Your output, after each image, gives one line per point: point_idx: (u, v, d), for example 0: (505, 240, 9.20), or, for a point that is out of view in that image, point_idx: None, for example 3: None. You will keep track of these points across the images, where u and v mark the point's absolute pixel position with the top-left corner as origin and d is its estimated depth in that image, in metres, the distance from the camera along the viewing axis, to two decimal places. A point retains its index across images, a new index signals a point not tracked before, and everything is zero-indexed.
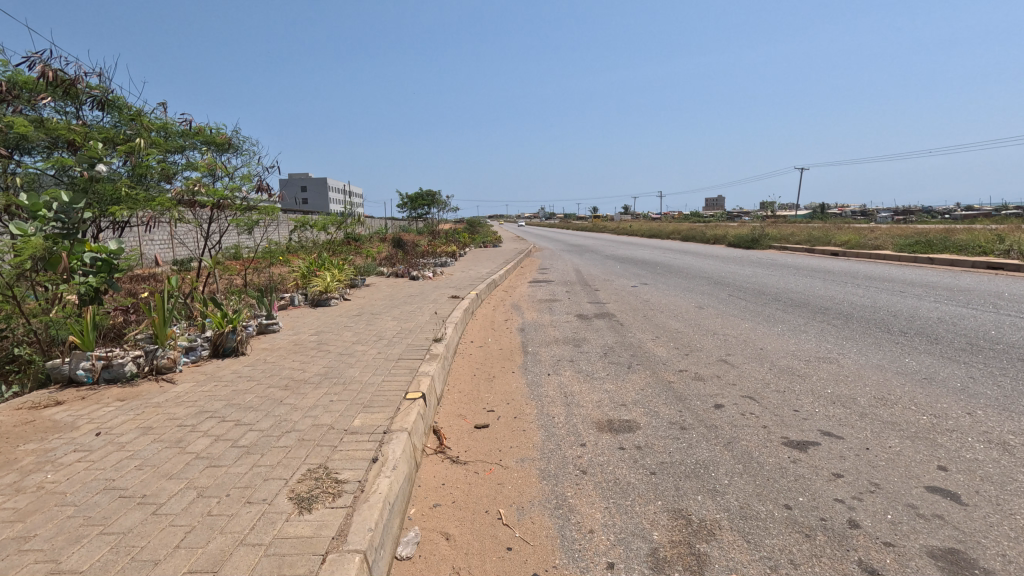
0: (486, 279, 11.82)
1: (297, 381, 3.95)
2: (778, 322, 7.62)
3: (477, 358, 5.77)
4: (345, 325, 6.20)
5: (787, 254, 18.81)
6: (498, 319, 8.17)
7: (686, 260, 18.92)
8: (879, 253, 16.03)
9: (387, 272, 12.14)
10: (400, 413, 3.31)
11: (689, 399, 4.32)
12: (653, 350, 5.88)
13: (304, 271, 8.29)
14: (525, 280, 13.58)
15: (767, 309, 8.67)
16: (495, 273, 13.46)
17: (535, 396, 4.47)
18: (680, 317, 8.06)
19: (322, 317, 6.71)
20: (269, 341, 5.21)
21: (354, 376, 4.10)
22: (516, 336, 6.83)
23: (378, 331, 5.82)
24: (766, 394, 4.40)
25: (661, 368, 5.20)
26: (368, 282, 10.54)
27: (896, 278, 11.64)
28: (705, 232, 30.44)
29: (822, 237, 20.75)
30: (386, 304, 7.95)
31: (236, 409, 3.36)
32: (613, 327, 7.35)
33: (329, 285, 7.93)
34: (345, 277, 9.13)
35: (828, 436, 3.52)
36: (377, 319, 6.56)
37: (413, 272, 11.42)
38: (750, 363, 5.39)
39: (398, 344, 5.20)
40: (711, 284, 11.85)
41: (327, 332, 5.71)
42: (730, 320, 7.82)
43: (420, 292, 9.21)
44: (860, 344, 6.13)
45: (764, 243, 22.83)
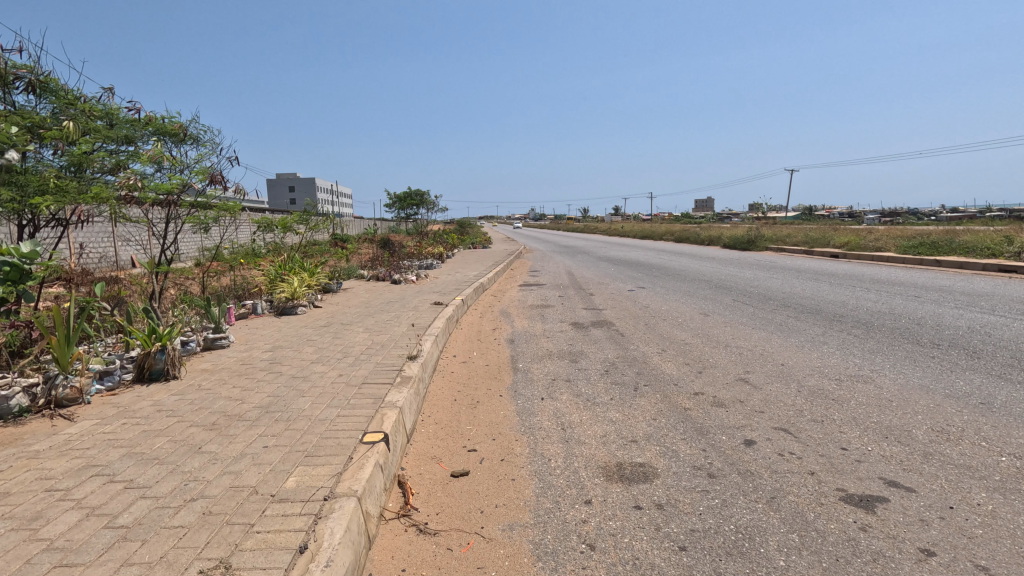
0: (474, 283, 11.06)
1: (229, 416, 3.16)
2: (794, 331, 6.92)
3: (460, 377, 4.99)
4: (308, 339, 5.40)
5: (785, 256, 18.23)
6: (485, 329, 7.40)
7: (682, 262, 18.27)
8: (882, 256, 15.47)
9: (367, 276, 11.33)
10: (351, 468, 2.54)
11: (713, 433, 3.59)
12: (661, 368, 5.14)
13: (270, 276, 7.49)
14: (516, 283, 12.83)
15: (779, 317, 7.98)
16: (484, 276, 12.70)
17: (527, 430, 3.70)
18: (685, 326, 7.35)
19: (284, 330, 5.90)
20: (213, 361, 4.42)
21: (302, 409, 3.32)
22: (505, 349, 6.07)
23: (345, 347, 5.03)
24: (803, 426, 3.69)
25: (673, 392, 4.47)
26: (345, 287, 9.74)
27: (906, 282, 11.03)
28: (699, 233, 29.88)
29: (820, 238, 20.20)
30: (360, 312, 7.16)
31: (135, 461, 2.57)
32: (613, 338, 6.61)
33: (298, 293, 7.12)
34: (317, 282, 8.34)
35: (895, 488, 2.79)
36: (346, 332, 5.77)
37: (395, 276, 10.62)
38: (774, 384, 4.68)
39: (365, 364, 4.41)
40: (713, 289, 11.17)
41: (284, 349, 4.92)
42: (741, 329, 7.12)
43: (401, 298, 8.42)
44: (893, 359, 5.44)
45: (761, 245, 22.27)
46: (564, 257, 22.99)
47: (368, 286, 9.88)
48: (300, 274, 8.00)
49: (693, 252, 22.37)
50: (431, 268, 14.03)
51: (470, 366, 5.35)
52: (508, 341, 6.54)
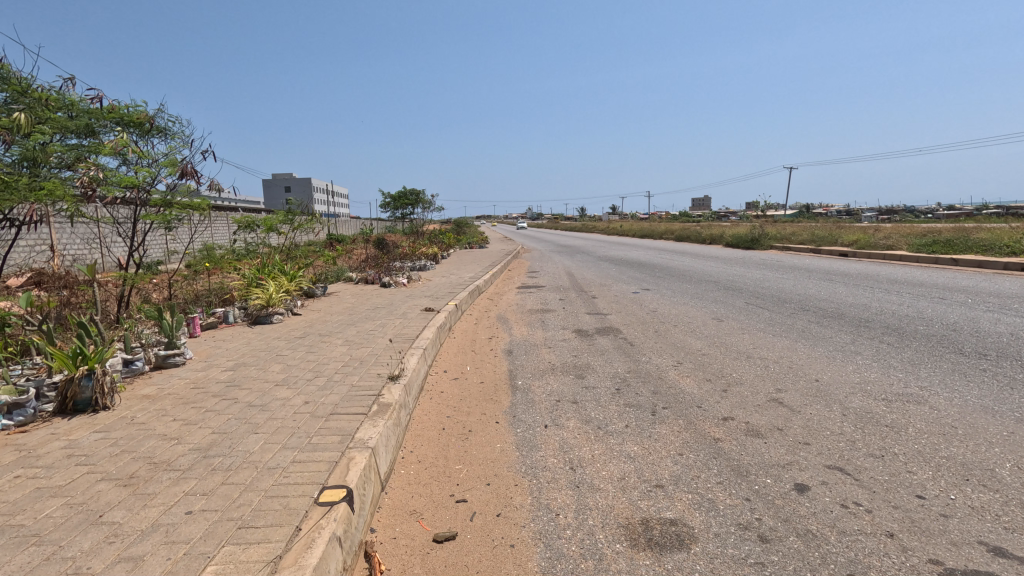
0: (469, 286, 10.42)
1: (155, 464, 2.52)
2: (820, 339, 6.31)
3: (450, 398, 4.35)
4: (278, 354, 4.75)
5: (791, 254, 17.66)
6: (480, 337, 6.76)
7: (685, 262, 17.66)
8: (894, 254, 14.88)
9: (355, 278, 10.66)
10: (296, 547, 1.89)
11: (755, 474, 2.96)
12: (680, 386, 4.51)
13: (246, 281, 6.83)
14: (514, 285, 12.20)
15: (800, 322, 7.36)
16: (480, 278, 12.06)
17: (528, 470, 3.07)
18: (699, 333, 6.72)
19: (253, 343, 5.24)
20: (158, 385, 3.77)
21: (250, 452, 2.67)
22: (502, 363, 5.42)
23: (318, 364, 4.38)
24: (861, 463, 3.06)
25: (698, 417, 3.83)
26: (330, 291, 9.09)
27: (928, 282, 10.42)
28: (700, 232, 29.27)
29: (826, 236, 19.63)
30: (342, 320, 6.52)
31: (7, 540, 1.92)
32: (621, 348, 5.98)
33: (274, 299, 6.46)
34: (298, 286, 7.68)
35: (1006, 559, 2.17)
36: (323, 344, 5.12)
37: (385, 278, 9.97)
38: (813, 405, 4.05)
39: (337, 387, 3.76)
40: (722, 291, 10.54)
41: (247, 367, 4.26)
42: (760, 337, 6.50)
43: (389, 304, 7.77)
44: (940, 372, 4.83)
45: (765, 243, 21.67)
46: (562, 258, 22.28)
47: (355, 290, 9.21)
48: (279, 278, 7.33)
49: (695, 251, 21.76)
50: (424, 269, 13.36)
51: (462, 385, 4.70)
52: (506, 353, 5.90)
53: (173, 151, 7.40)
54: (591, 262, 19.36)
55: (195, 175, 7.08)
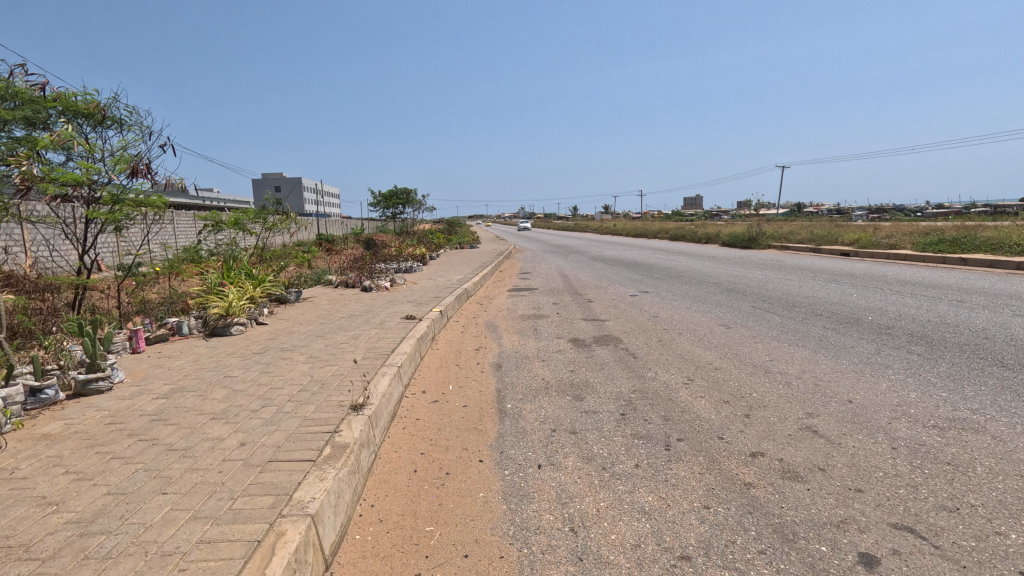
0: (457, 290, 9.76)
1: (6, 551, 1.85)
2: (840, 349, 5.72)
3: (427, 428, 3.70)
4: (227, 374, 4.08)
5: (791, 254, 17.14)
6: (466, 348, 6.11)
7: (682, 262, 17.09)
8: (898, 254, 14.38)
9: (335, 281, 9.96)
10: None
11: (805, 538, 2.34)
12: (694, 411, 3.89)
13: (208, 288, 6.13)
14: (505, 288, 11.55)
15: (815, 329, 6.77)
16: (470, 280, 11.41)
17: (517, 534, 2.43)
18: (708, 343, 6.12)
19: (202, 359, 4.56)
20: (67, 420, 3.09)
21: (145, 526, 2.01)
22: (489, 381, 4.78)
23: (270, 389, 3.72)
24: (936, 520, 2.44)
25: (721, 453, 3.20)
26: (305, 297, 8.40)
27: (941, 284, 9.88)
28: (695, 231, 28.70)
29: (825, 236, 19.14)
30: (313, 330, 5.85)
31: None
32: (623, 362, 5.35)
33: (236, 309, 5.80)
34: (268, 292, 6.98)
35: None
36: (282, 361, 4.44)
37: (366, 281, 9.29)
38: (855, 435, 3.44)
39: (285, 421, 3.10)
40: (725, 294, 9.95)
41: (184, 394, 3.59)
42: (776, 347, 5.90)
43: (366, 311, 7.10)
44: (987, 391, 4.24)
45: (763, 243, 21.14)
46: (556, 258, 21.65)
47: (333, 295, 8.54)
48: (246, 283, 6.62)
49: (693, 251, 21.17)
50: (410, 272, 12.68)
51: (442, 410, 4.05)
52: (494, 368, 5.25)
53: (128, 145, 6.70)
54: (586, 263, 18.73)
55: (145, 171, 6.34)
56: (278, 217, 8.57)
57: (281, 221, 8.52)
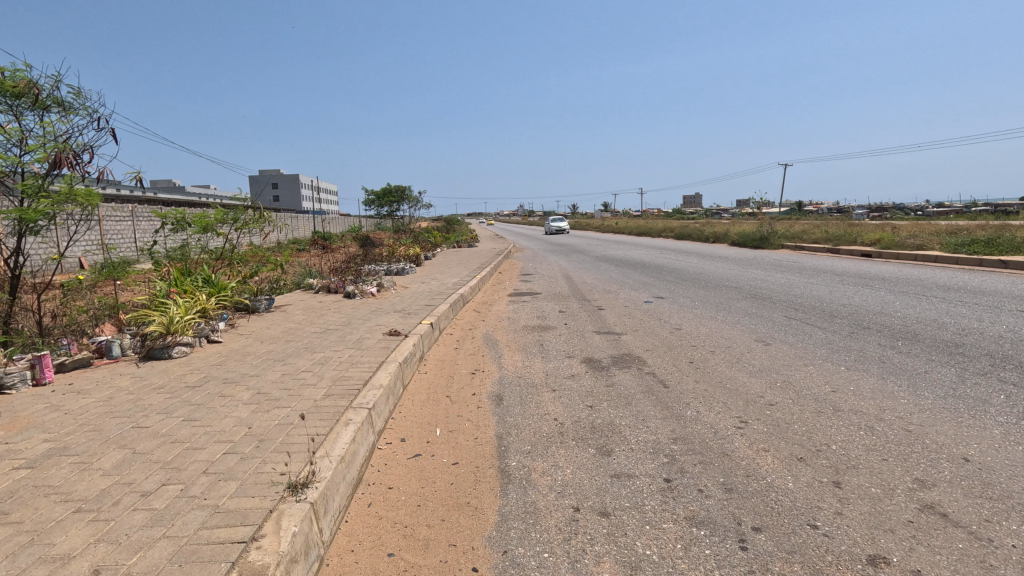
0: (452, 296, 8.74)
1: None
2: (913, 375, 4.73)
3: (403, 505, 2.68)
4: (138, 423, 3.06)
5: (809, 255, 16.17)
6: (460, 372, 5.11)
7: (694, 263, 16.11)
8: (927, 255, 13.40)
9: (316, 286, 8.94)
10: None
11: None
12: (762, 478, 2.88)
13: (153, 302, 5.08)
14: (505, 293, 10.54)
15: (869, 347, 5.78)
16: (467, 284, 10.40)
17: None
18: (749, 366, 5.12)
19: (117, 396, 3.54)
20: None
21: None
22: (488, 423, 3.78)
23: (186, 450, 2.70)
24: None
25: (826, 560, 2.20)
26: (278, 305, 7.37)
27: (993, 290, 8.88)
28: (701, 230, 27.68)
29: (842, 235, 18.15)
30: (273, 350, 4.82)
31: None
32: (652, 394, 4.34)
33: (180, 326, 4.77)
34: (222, 307, 5.89)
35: None
36: (218, 401, 3.42)
37: (349, 287, 8.28)
38: (1004, 522, 2.43)
39: (183, 517, 2.08)
40: (751, 301, 8.96)
41: (62, 459, 2.57)
42: (833, 371, 4.90)
43: (343, 324, 6.08)
44: None
45: (775, 243, 20.13)
46: (559, 258, 20.62)
47: (310, 304, 7.51)
48: (197, 294, 5.54)
49: (702, 251, 20.14)
50: (402, 274, 11.65)
51: (424, 472, 3.05)
52: (494, 402, 4.24)
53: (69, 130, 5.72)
54: (590, 263, 17.75)
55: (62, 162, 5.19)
56: (262, 219, 7.48)
57: (263, 222, 7.43)
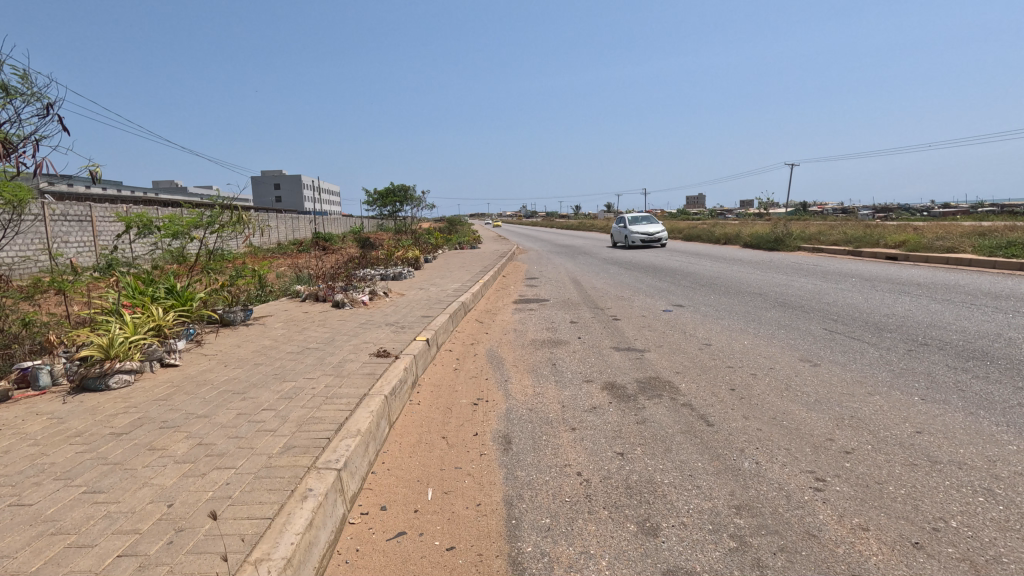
0: (453, 305, 7.94)
1: None
2: (1007, 409, 3.89)
3: None
4: (21, 498, 2.26)
5: (830, 258, 15.33)
6: (459, 403, 4.31)
7: (708, 267, 15.27)
8: (960, 259, 12.54)
9: (303, 294, 8.13)
10: None
11: None
12: None
13: (96, 320, 4.27)
14: (511, 300, 9.74)
15: (936, 369, 4.96)
16: (469, 291, 9.60)
17: None
18: (803, 396, 4.30)
19: (17, 449, 2.74)
20: None
21: None
22: (493, 481, 2.98)
23: (68, 551, 1.91)
24: None
25: None
26: (256, 318, 6.58)
27: None
28: (711, 231, 26.81)
29: (863, 236, 17.27)
30: (235, 377, 4.02)
31: None
32: (696, 437, 3.53)
33: (123, 350, 3.97)
34: (183, 326, 5.07)
35: None
36: (142, 459, 2.62)
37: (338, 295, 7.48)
38: None
39: None
40: (783, 311, 8.15)
41: None
42: (906, 404, 4.09)
43: (325, 341, 5.29)
44: None
45: (791, 244, 19.26)
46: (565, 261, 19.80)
47: (293, 316, 6.72)
48: (154, 309, 4.72)
49: (714, 253, 19.26)
50: (399, 280, 10.85)
51: (408, 564, 2.25)
52: (500, 447, 3.43)
53: (18, 114, 5.05)
54: (599, 267, 16.93)
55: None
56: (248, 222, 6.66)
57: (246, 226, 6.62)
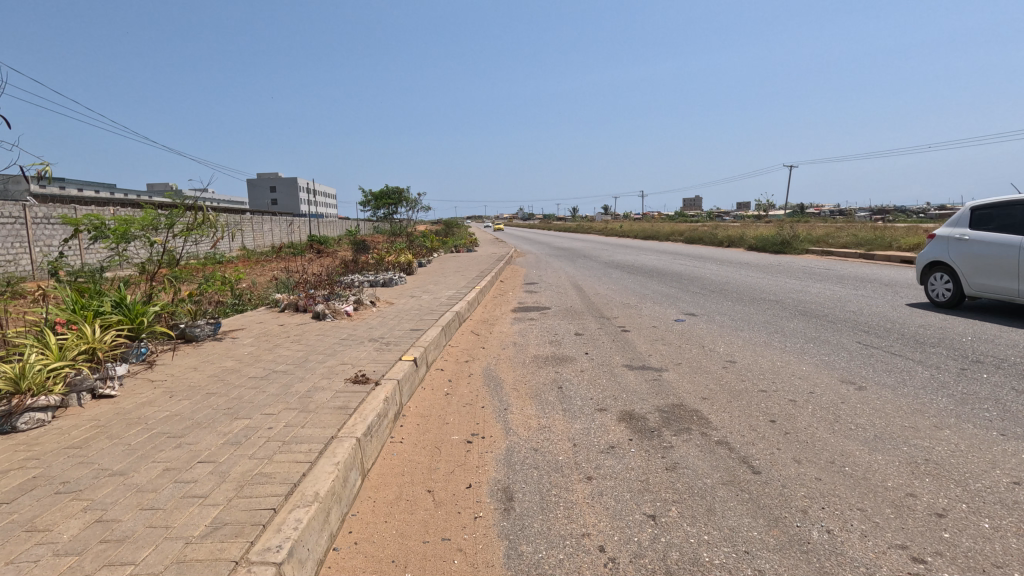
0: (446, 316, 7.24)
1: None
2: None
3: None
4: None
5: (842, 262, 14.69)
6: (450, 440, 3.61)
7: (715, 271, 14.60)
8: (981, 262, 11.93)
9: (282, 303, 7.41)
10: None
11: None
12: None
13: (15, 342, 3.55)
14: (510, 309, 9.05)
15: (1002, 393, 4.29)
16: (465, 299, 8.91)
17: None
18: (860, 431, 3.62)
19: None
20: None
21: None
22: (490, 562, 2.29)
23: None
24: None
25: None
26: (224, 333, 5.86)
27: None
28: (714, 234, 26.16)
29: (875, 239, 16.64)
30: (176, 413, 3.31)
31: None
32: (742, 492, 2.83)
33: (36, 381, 3.23)
34: (122, 350, 4.33)
35: None
36: (10, 550, 1.92)
37: (319, 306, 6.76)
38: None
39: None
40: (807, 321, 7.47)
41: None
42: (988, 443, 3.40)
43: (296, 362, 4.58)
44: None
45: (799, 247, 18.63)
46: (565, 264, 19.13)
47: (266, 330, 6.02)
48: (89, 327, 3.99)
49: (719, 257, 18.62)
50: (390, 286, 10.15)
51: None
52: (499, 507, 2.74)
53: None
54: (601, 271, 16.23)
55: None
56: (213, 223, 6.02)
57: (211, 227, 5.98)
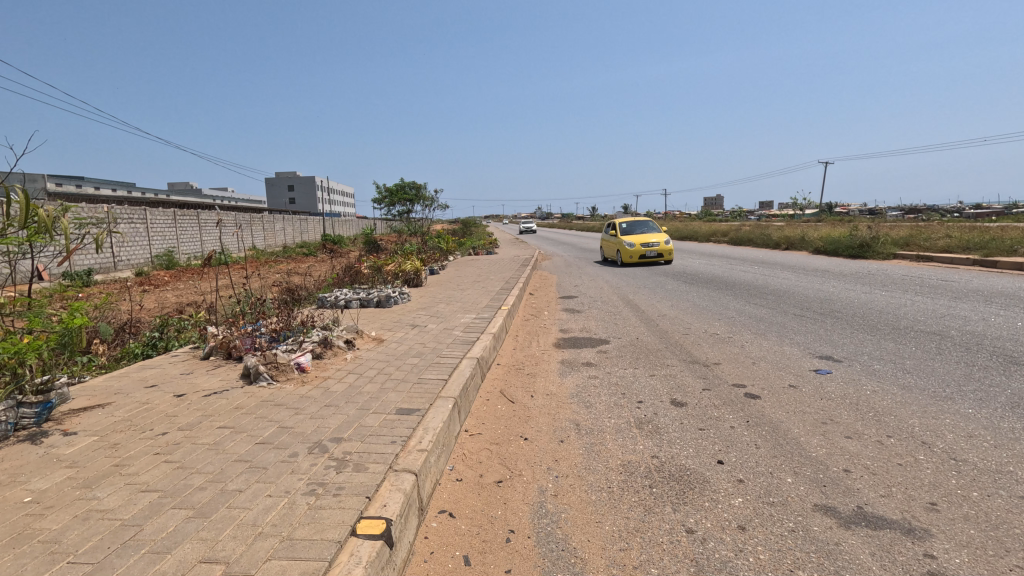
0: (462, 368, 4.53)
1: None
2: None
3: None
4: None
5: (965, 271, 11.62)
6: None
7: (801, 282, 11.68)
8: None
9: (207, 347, 4.72)
10: None
11: None
12: None
13: None
14: (553, 345, 6.34)
15: None
16: (490, 329, 6.20)
17: None
18: None
19: None
20: None
21: None
22: None
23: None
24: None
25: None
26: (59, 423, 3.22)
27: None
28: (767, 233, 23.07)
29: (988, 240, 13.55)
30: None
31: None
32: None
33: None
34: None
35: None
36: None
37: (253, 359, 4.07)
38: None
39: None
40: None
41: None
42: None
43: (100, 556, 1.90)
44: None
45: (885, 250, 15.58)
46: (603, 270, 16.34)
47: (142, 412, 3.37)
48: None
49: (789, 261, 15.65)
50: (387, 306, 7.49)
51: None
52: None
53: None
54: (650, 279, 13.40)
55: None
56: (41, 218, 3.33)
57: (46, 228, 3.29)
